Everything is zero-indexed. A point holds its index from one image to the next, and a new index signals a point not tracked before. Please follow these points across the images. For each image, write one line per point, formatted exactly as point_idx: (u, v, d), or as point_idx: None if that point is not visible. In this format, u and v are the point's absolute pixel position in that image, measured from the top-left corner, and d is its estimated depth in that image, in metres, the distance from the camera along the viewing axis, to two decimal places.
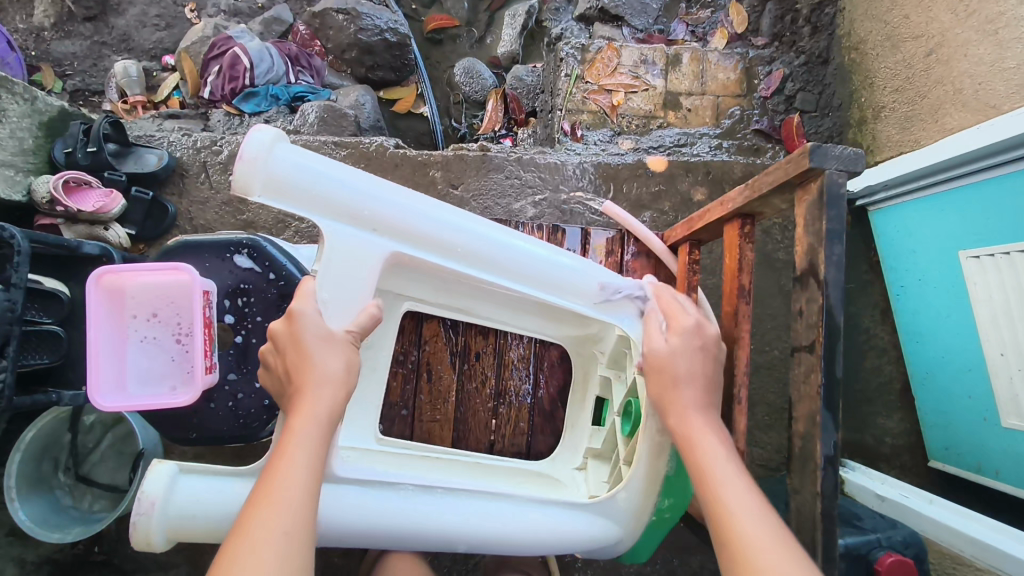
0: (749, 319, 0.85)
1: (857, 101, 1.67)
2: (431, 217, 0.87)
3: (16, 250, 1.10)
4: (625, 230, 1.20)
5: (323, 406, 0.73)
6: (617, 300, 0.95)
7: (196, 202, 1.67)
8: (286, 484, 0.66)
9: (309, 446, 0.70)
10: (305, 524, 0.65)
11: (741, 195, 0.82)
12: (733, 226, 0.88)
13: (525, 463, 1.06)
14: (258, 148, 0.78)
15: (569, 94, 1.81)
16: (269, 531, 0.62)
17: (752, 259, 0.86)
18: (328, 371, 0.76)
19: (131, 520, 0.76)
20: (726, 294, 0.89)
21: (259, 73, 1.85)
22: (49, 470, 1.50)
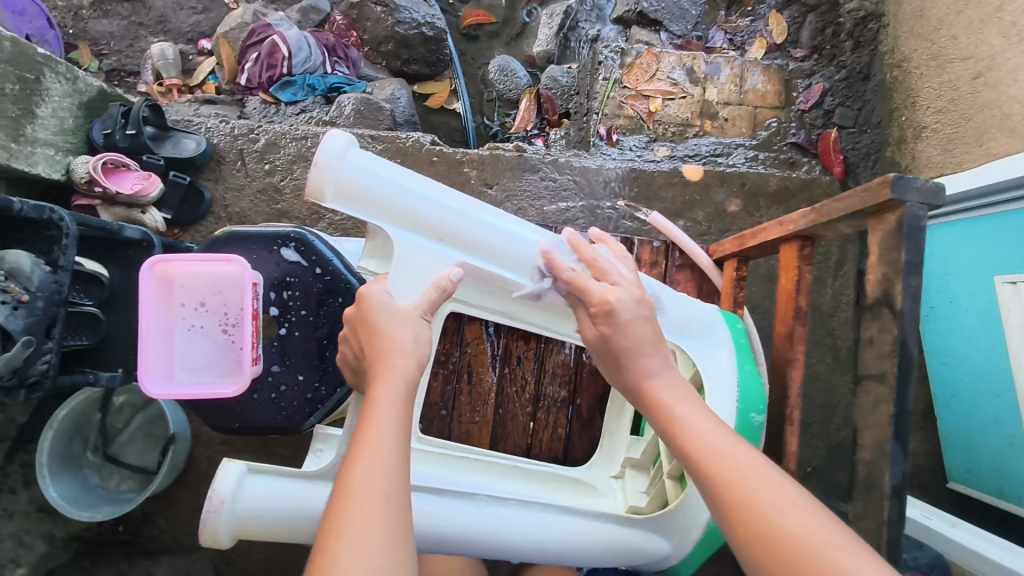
0: (805, 341, 0.86)
1: (898, 119, 1.65)
2: (490, 225, 0.89)
3: (65, 234, 1.10)
4: (670, 243, 1.17)
5: (400, 370, 0.70)
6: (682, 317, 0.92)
7: (232, 189, 1.68)
8: (374, 450, 0.64)
9: (390, 411, 0.67)
10: (402, 490, 0.63)
11: (806, 218, 0.83)
12: (791, 247, 0.88)
13: (562, 468, 1.07)
14: (331, 154, 0.81)
15: (606, 97, 1.82)
16: (371, 495, 0.61)
17: (810, 281, 0.86)
18: (403, 337, 0.73)
19: (202, 518, 0.73)
20: (780, 315, 0.89)
21: (298, 62, 1.85)
22: (78, 449, 1.53)
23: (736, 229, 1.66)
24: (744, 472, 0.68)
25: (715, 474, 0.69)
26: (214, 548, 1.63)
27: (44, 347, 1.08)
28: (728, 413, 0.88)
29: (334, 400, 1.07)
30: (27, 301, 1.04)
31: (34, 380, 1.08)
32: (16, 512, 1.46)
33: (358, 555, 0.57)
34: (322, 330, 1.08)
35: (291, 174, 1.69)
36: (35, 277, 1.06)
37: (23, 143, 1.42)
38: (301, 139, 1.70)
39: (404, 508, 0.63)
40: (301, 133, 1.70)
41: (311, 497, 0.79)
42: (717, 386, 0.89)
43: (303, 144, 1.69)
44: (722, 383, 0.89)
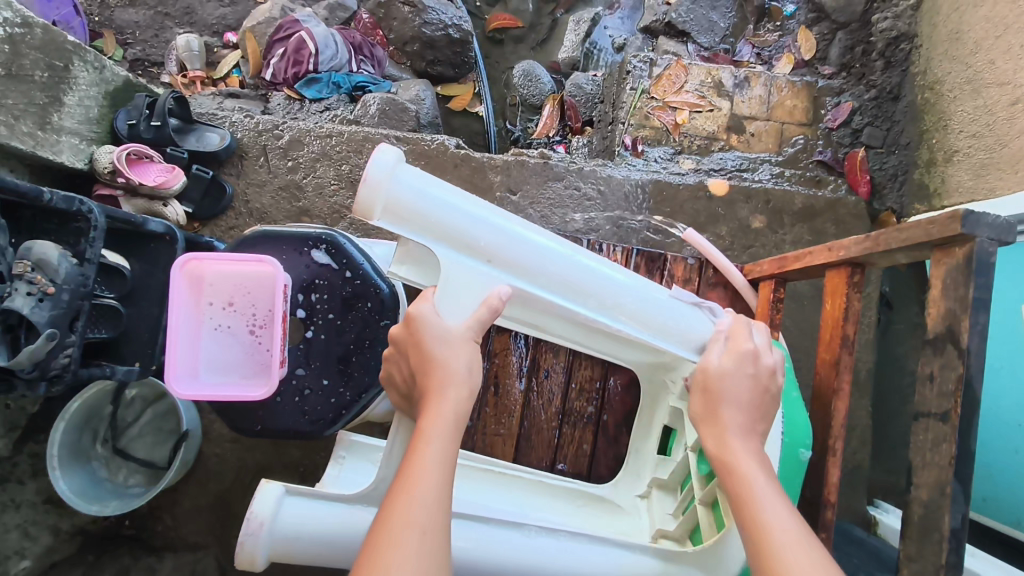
0: (851, 370, 0.86)
1: (927, 141, 1.64)
2: (540, 248, 0.86)
3: (92, 226, 1.10)
4: (705, 260, 1.18)
5: (452, 401, 0.71)
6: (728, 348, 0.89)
7: (253, 184, 1.66)
8: (420, 478, 0.64)
9: (439, 441, 0.68)
10: (440, 525, 0.62)
11: (858, 245, 0.84)
12: (840, 273, 0.88)
13: (585, 485, 1.06)
14: (381, 169, 0.80)
15: (634, 107, 1.80)
16: (408, 527, 0.61)
17: (858, 309, 0.87)
18: (456, 366, 0.74)
19: (241, 539, 0.76)
20: (825, 342, 0.90)
21: (324, 59, 1.84)
22: (88, 441, 1.51)
23: (759, 245, 1.64)
24: (764, 495, 0.71)
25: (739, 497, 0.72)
26: (220, 545, 1.60)
27: (67, 340, 1.07)
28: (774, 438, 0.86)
29: (359, 407, 1.05)
30: (52, 294, 1.03)
31: (55, 373, 1.07)
32: (23, 503, 1.43)
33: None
34: (348, 335, 1.07)
35: (313, 172, 1.66)
36: (62, 269, 1.05)
37: (48, 130, 1.40)
38: (326, 137, 1.67)
39: (445, 540, 0.62)
40: (326, 131, 1.67)
41: (350, 521, 0.80)
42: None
43: (327, 141, 1.67)
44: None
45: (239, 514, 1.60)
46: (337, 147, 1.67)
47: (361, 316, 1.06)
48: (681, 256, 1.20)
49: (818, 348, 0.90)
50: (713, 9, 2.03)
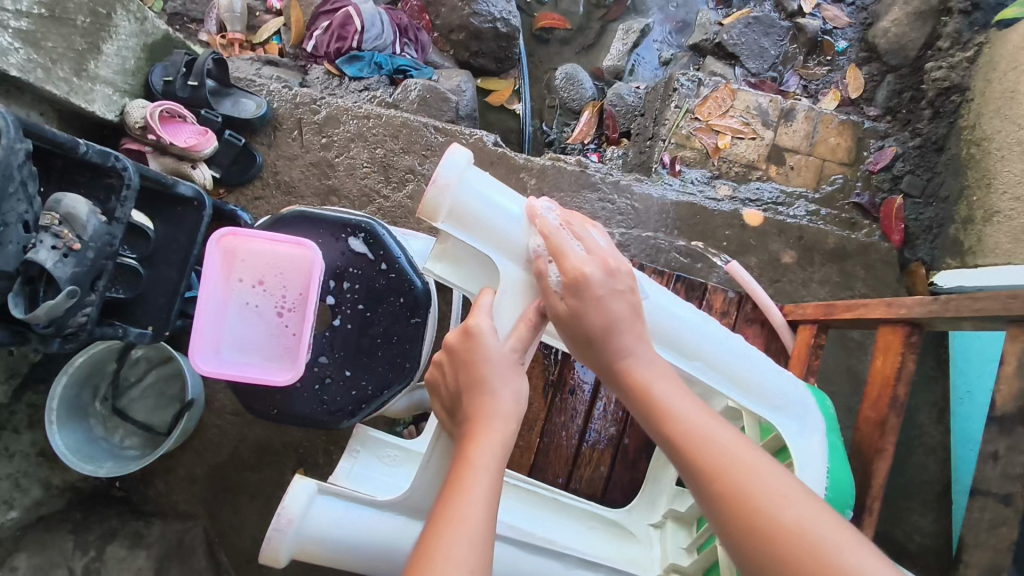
0: (896, 432, 0.85)
1: (968, 198, 1.62)
2: None
3: (125, 185, 1.06)
4: (745, 296, 1.16)
5: (498, 432, 0.73)
6: (775, 395, 0.88)
7: (284, 156, 1.63)
8: (466, 514, 0.65)
9: (486, 468, 0.69)
10: (481, 565, 0.62)
11: (921, 306, 0.82)
12: (896, 331, 0.87)
13: (600, 508, 1.04)
14: (450, 170, 0.81)
15: (675, 126, 1.78)
16: (454, 567, 0.61)
17: (911, 371, 0.85)
18: (504, 398, 0.75)
19: (269, 535, 0.79)
20: (870, 399, 0.88)
21: (369, 38, 1.81)
22: (87, 398, 1.49)
23: (786, 281, 1.62)
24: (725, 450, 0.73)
25: (703, 461, 0.72)
26: (209, 517, 1.57)
27: (87, 299, 1.04)
28: (818, 487, 0.84)
29: (379, 402, 1.02)
30: (77, 250, 1.00)
31: (71, 331, 1.05)
32: (16, 453, 1.41)
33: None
34: (376, 328, 1.04)
35: (347, 152, 1.63)
36: (90, 226, 1.01)
37: (84, 78, 1.36)
38: (363, 118, 1.64)
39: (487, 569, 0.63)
40: (364, 112, 1.64)
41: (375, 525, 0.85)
42: (809, 460, 0.85)
43: (365, 122, 1.63)
44: (813, 454, 0.86)
45: (233, 489, 1.58)
46: (374, 129, 1.63)
47: (392, 311, 1.04)
48: (720, 287, 1.18)
49: (864, 406, 0.89)
50: (766, 35, 2.00)
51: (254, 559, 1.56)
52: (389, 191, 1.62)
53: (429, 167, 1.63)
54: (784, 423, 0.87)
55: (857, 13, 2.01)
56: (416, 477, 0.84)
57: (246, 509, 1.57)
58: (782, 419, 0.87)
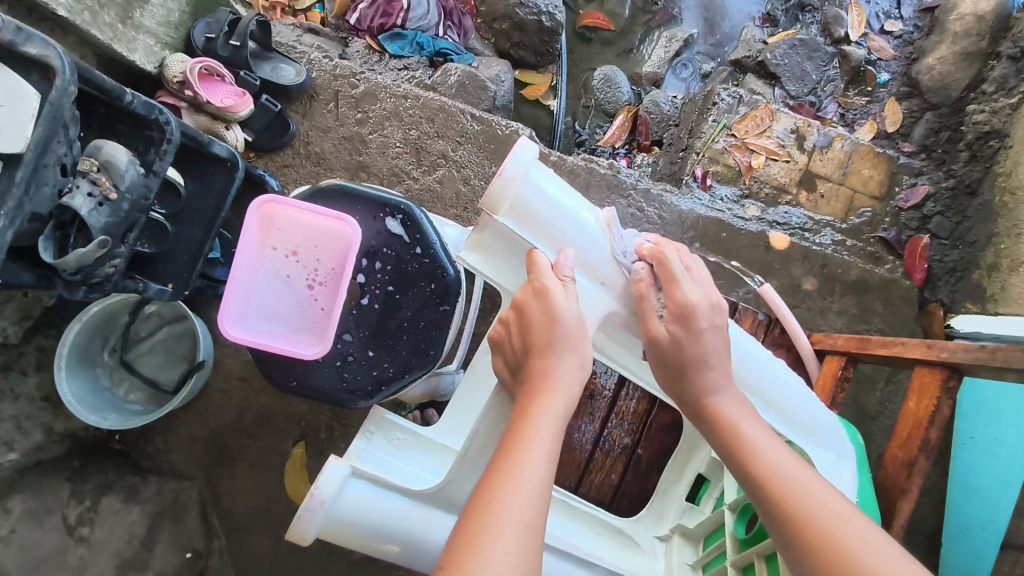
0: (922, 474, 0.86)
1: (995, 245, 1.62)
2: None
3: (166, 138, 1.05)
4: (775, 319, 1.18)
5: (559, 395, 0.78)
6: (813, 424, 0.91)
7: (318, 128, 1.61)
8: (527, 472, 0.70)
9: (545, 432, 0.74)
10: (537, 522, 0.67)
11: (964, 353, 0.83)
12: (933, 374, 0.88)
13: (608, 515, 1.04)
14: (518, 163, 0.88)
15: (711, 141, 1.78)
16: (515, 520, 0.66)
17: (945, 416, 0.86)
18: (566, 366, 0.80)
19: (300, 514, 0.84)
20: (898, 438, 0.90)
21: (413, 17, 1.79)
22: (96, 347, 1.48)
23: (805, 307, 1.62)
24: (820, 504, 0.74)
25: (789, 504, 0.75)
26: (205, 479, 1.57)
27: (117, 250, 1.03)
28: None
29: (398, 386, 1.01)
30: (113, 200, 0.99)
31: (98, 280, 1.03)
32: (22, 395, 1.41)
33: (507, 557, 0.63)
34: (404, 312, 1.03)
35: (380, 130, 1.61)
36: (128, 176, 1.00)
37: (128, 25, 1.35)
38: (401, 97, 1.62)
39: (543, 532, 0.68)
40: (402, 92, 1.62)
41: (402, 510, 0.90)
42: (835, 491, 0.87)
43: (402, 102, 1.62)
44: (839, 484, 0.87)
45: (231, 454, 1.57)
46: (411, 110, 1.62)
47: (422, 296, 1.03)
48: (751, 308, 1.20)
49: (892, 445, 0.90)
50: (809, 59, 1.98)
51: (246, 526, 1.56)
52: (419, 173, 1.61)
53: (462, 154, 1.61)
54: (816, 452, 0.90)
55: (903, 47, 2.01)
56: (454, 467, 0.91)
57: (243, 476, 1.57)
58: (817, 447, 0.90)
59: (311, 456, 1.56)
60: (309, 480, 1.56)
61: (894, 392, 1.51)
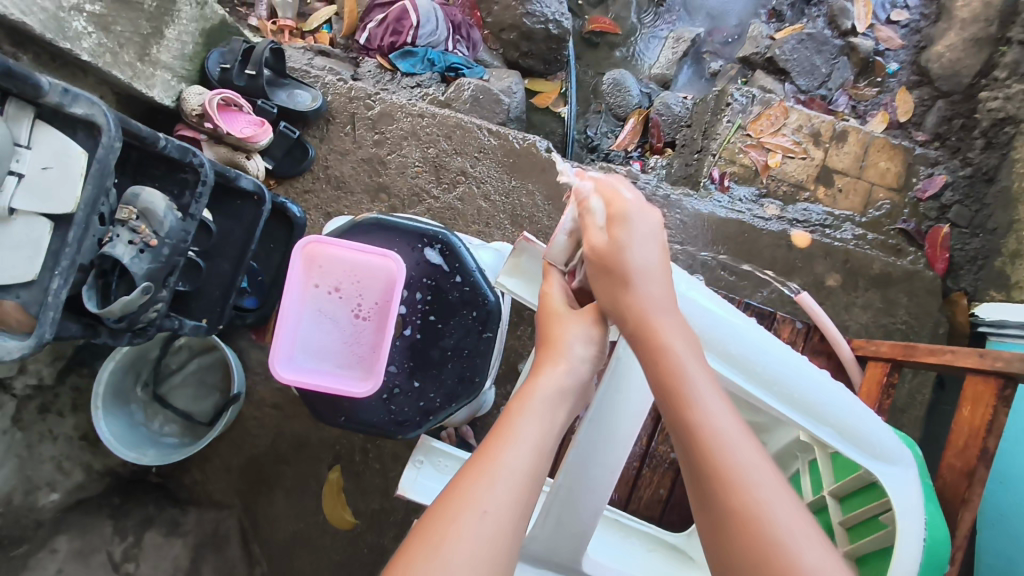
0: (985, 484, 0.87)
1: (1016, 232, 1.63)
2: (712, 316, 0.90)
3: (201, 180, 1.05)
4: (814, 327, 1.25)
5: (545, 401, 0.75)
6: (879, 445, 0.89)
7: (336, 151, 1.61)
8: (496, 458, 0.67)
9: (527, 433, 0.71)
10: (504, 514, 0.64)
11: (1020, 362, 0.84)
12: (988, 382, 0.89)
13: (663, 532, 1.11)
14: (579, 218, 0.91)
15: (726, 141, 1.78)
16: (471, 505, 0.63)
17: (1003, 424, 0.87)
18: (566, 377, 0.78)
19: None
20: (955, 446, 0.91)
21: (423, 33, 1.79)
22: (129, 383, 1.48)
23: (829, 304, 1.63)
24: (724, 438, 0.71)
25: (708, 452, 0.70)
26: (243, 508, 1.57)
27: (159, 295, 1.03)
28: (915, 540, 0.84)
29: (447, 414, 1.02)
30: (153, 246, 0.99)
31: (141, 325, 1.04)
32: (60, 436, 1.40)
33: (466, 561, 0.60)
34: (447, 341, 1.04)
35: (399, 150, 1.62)
36: (167, 223, 1.00)
37: (146, 62, 1.35)
38: (417, 116, 1.63)
39: (509, 516, 0.64)
40: (418, 110, 1.62)
41: None
42: (905, 511, 0.86)
43: (418, 121, 1.62)
44: (909, 504, 0.86)
45: (268, 481, 1.58)
46: (428, 128, 1.62)
47: (466, 324, 1.03)
48: (789, 318, 1.27)
49: (949, 454, 0.91)
50: (818, 52, 1.98)
51: (286, 553, 1.56)
52: (439, 191, 1.61)
53: (481, 170, 1.62)
54: (879, 469, 0.88)
55: (911, 35, 2.00)
56: (535, 526, 0.83)
57: (280, 502, 1.57)
58: (882, 466, 0.88)
59: (348, 479, 1.57)
60: (347, 502, 1.56)
61: (923, 384, 1.52)
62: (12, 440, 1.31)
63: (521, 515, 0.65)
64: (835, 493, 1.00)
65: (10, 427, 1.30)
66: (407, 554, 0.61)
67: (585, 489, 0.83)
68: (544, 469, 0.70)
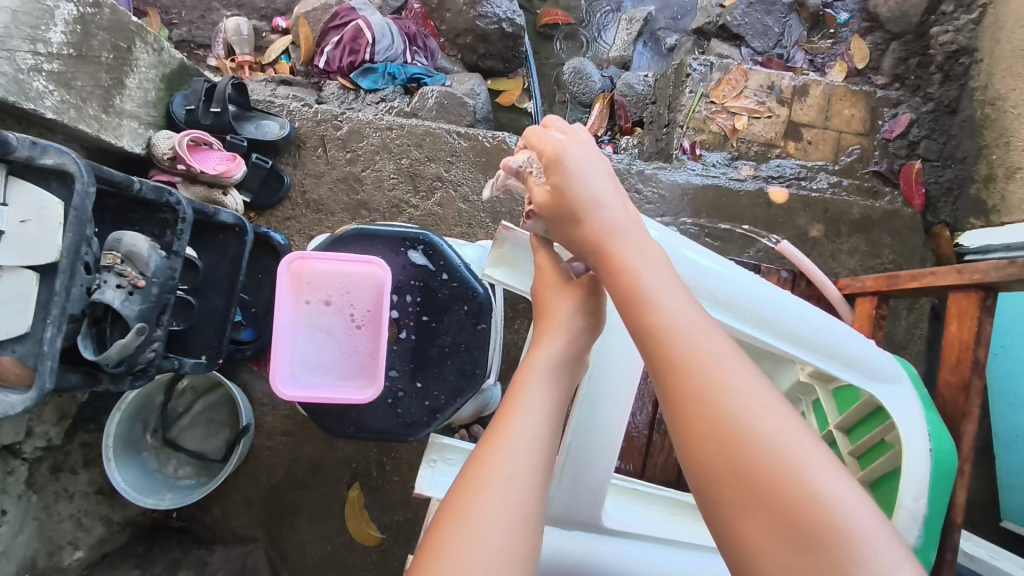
0: (980, 394, 0.89)
1: (987, 157, 1.65)
2: (694, 263, 0.91)
3: (181, 218, 1.06)
4: (799, 273, 1.30)
5: (548, 369, 0.77)
6: (874, 366, 0.92)
7: (310, 175, 1.63)
8: (510, 428, 0.69)
9: (536, 402, 0.73)
10: (527, 477, 0.65)
11: (994, 270, 0.86)
12: (970, 296, 0.91)
13: (680, 494, 1.15)
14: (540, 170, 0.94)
15: (692, 112, 1.79)
16: (495, 475, 0.64)
17: (990, 333, 0.89)
18: (567, 347, 0.81)
19: None
20: (948, 363, 0.93)
21: (380, 49, 1.81)
22: (138, 432, 1.48)
23: (816, 254, 1.65)
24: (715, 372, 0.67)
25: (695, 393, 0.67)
26: (268, 539, 1.58)
27: (154, 334, 1.04)
28: (921, 452, 0.86)
29: (454, 409, 1.03)
30: (142, 287, 1.00)
31: (141, 367, 1.04)
32: (76, 493, 1.41)
33: (500, 528, 0.61)
34: (444, 338, 1.05)
35: (372, 165, 1.63)
36: (152, 262, 1.01)
37: (112, 113, 1.36)
38: (386, 129, 1.64)
39: (534, 476, 0.66)
40: (385, 124, 1.64)
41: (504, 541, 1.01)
42: (910, 429, 0.88)
43: (387, 134, 1.64)
44: (912, 419, 0.89)
45: (290, 508, 1.58)
46: (398, 140, 1.64)
47: (460, 319, 1.05)
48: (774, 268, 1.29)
49: (944, 371, 0.92)
50: (768, 13, 2.01)
51: None
52: (417, 200, 1.63)
53: (456, 173, 1.63)
54: (876, 388, 0.91)
55: None
56: (552, 489, 0.92)
57: (304, 527, 1.58)
58: (880, 386, 0.91)
59: (368, 495, 1.58)
60: (371, 518, 1.57)
61: (919, 318, 1.54)
62: (29, 504, 1.31)
63: (542, 482, 0.67)
64: (841, 426, 1.03)
65: (26, 491, 1.30)
66: (440, 528, 0.62)
67: (593, 456, 0.93)
68: (555, 435, 0.71)
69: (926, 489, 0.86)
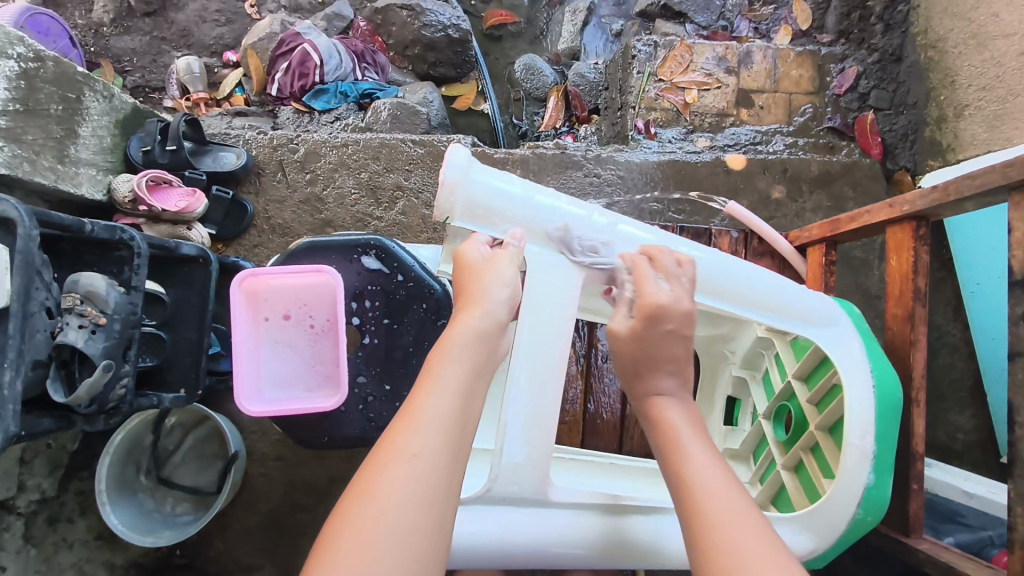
0: (924, 322, 0.96)
1: (936, 99, 1.67)
2: (622, 234, 0.96)
3: (136, 253, 1.08)
4: (752, 232, 1.32)
5: (462, 345, 0.79)
6: (809, 311, 0.98)
7: (273, 200, 1.65)
8: (421, 410, 0.72)
9: (448, 378, 0.76)
10: (434, 453, 0.69)
11: (921, 200, 0.93)
12: (904, 228, 0.98)
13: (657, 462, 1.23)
14: (455, 170, 0.87)
15: (642, 92, 1.81)
16: (401, 454, 0.68)
17: (926, 260, 0.96)
18: (483, 321, 0.82)
19: None
20: (894, 296, 0.99)
21: (329, 69, 1.84)
22: (131, 473, 1.49)
23: (780, 216, 1.66)
24: (715, 494, 0.76)
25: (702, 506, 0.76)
26: (273, 564, 1.59)
27: (123, 370, 1.05)
28: (864, 383, 0.93)
29: None
30: (104, 325, 1.01)
31: (113, 405, 1.06)
32: (76, 541, 1.42)
33: (401, 506, 0.65)
34: (406, 338, 1.07)
35: (333, 183, 1.66)
36: (112, 299, 1.02)
37: (67, 163, 1.38)
38: (341, 146, 1.66)
39: (442, 453, 0.70)
40: (341, 141, 1.66)
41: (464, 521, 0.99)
42: (853, 369, 0.94)
43: (343, 151, 1.66)
44: (852, 359, 0.95)
45: (291, 531, 1.59)
46: (355, 155, 1.66)
47: (420, 317, 1.06)
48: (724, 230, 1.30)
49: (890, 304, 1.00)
50: None
51: None
52: (381, 212, 1.65)
53: (416, 180, 1.66)
54: (813, 333, 0.98)
55: None
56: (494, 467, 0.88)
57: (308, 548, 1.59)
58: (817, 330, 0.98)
59: None
60: None
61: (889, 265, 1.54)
62: (29, 557, 1.32)
63: (451, 459, 0.70)
64: (799, 374, 1.05)
65: (24, 545, 1.31)
66: (344, 509, 0.66)
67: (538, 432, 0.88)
68: (468, 408, 0.75)
69: (874, 423, 0.92)
